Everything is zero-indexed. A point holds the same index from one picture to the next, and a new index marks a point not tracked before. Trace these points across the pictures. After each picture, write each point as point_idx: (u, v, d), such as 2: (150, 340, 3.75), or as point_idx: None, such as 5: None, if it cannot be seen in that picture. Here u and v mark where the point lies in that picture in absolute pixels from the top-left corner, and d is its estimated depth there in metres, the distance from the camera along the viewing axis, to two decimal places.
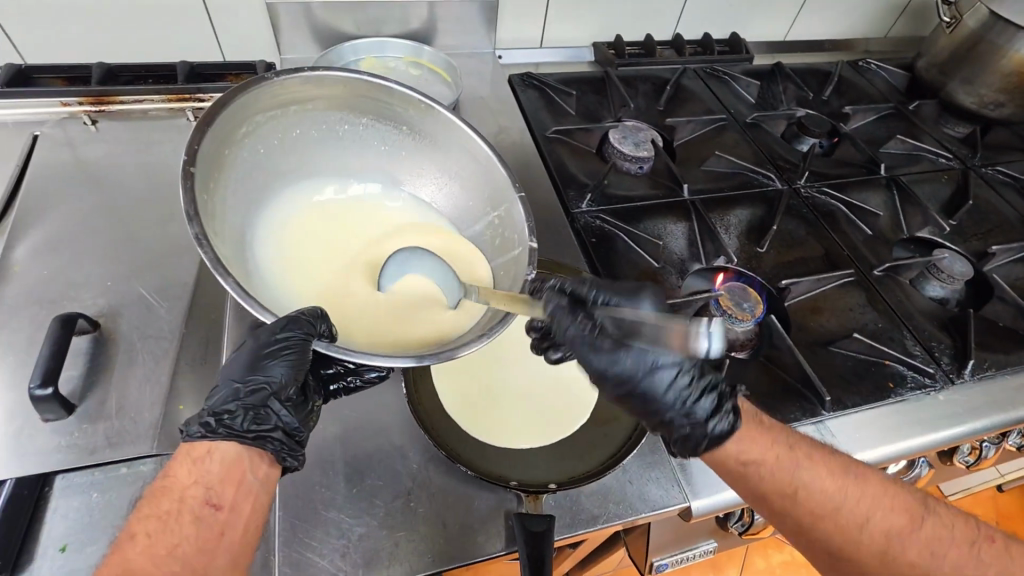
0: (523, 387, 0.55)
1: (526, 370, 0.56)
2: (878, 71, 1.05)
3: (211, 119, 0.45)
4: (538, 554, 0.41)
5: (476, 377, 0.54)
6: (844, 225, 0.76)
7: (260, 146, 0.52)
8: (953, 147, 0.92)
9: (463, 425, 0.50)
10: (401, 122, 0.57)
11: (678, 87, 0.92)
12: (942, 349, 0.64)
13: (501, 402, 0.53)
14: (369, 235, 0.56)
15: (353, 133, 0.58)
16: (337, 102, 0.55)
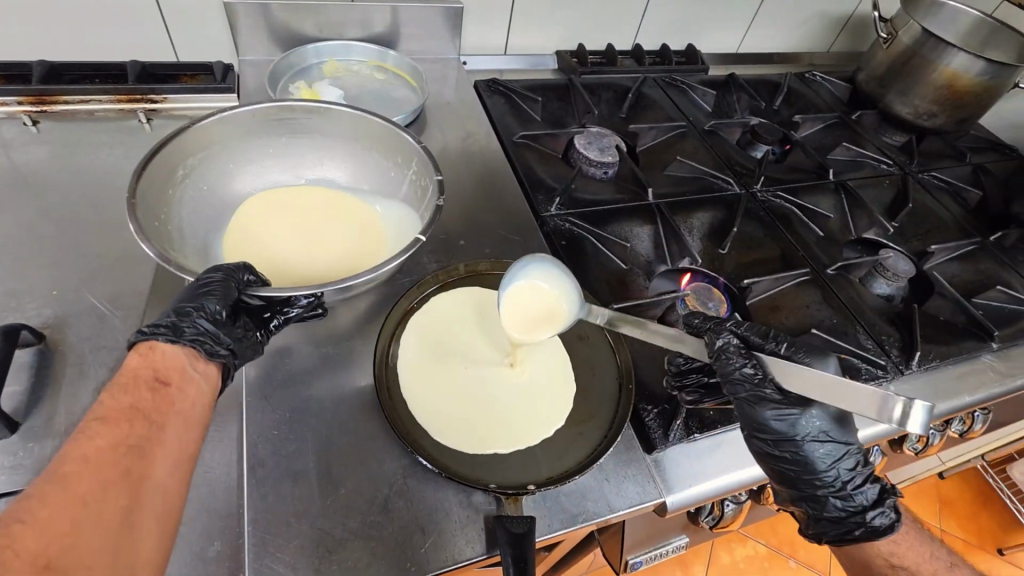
0: (499, 390, 0.55)
1: (502, 374, 0.56)
2: (823, 83, 1.11)
3: (144, 168, 0.51)
4: (520, 555, 0.41)
5: (450, 382, 0.54)
6: (798, 227, 0.79)
7: (195, 184, 0.58)
8: (892, 154, 0.98)
9: (438, 430, 0.49)
10: (305, 129, 0.63)
11: (639, 95, 0.95)
12: (891, 342, 0.67)
13: (477, 406, 0.52)
14: (293, 213, 0.61)
15: (266, 149, 0.63)
16: (244, 131, 0.61)
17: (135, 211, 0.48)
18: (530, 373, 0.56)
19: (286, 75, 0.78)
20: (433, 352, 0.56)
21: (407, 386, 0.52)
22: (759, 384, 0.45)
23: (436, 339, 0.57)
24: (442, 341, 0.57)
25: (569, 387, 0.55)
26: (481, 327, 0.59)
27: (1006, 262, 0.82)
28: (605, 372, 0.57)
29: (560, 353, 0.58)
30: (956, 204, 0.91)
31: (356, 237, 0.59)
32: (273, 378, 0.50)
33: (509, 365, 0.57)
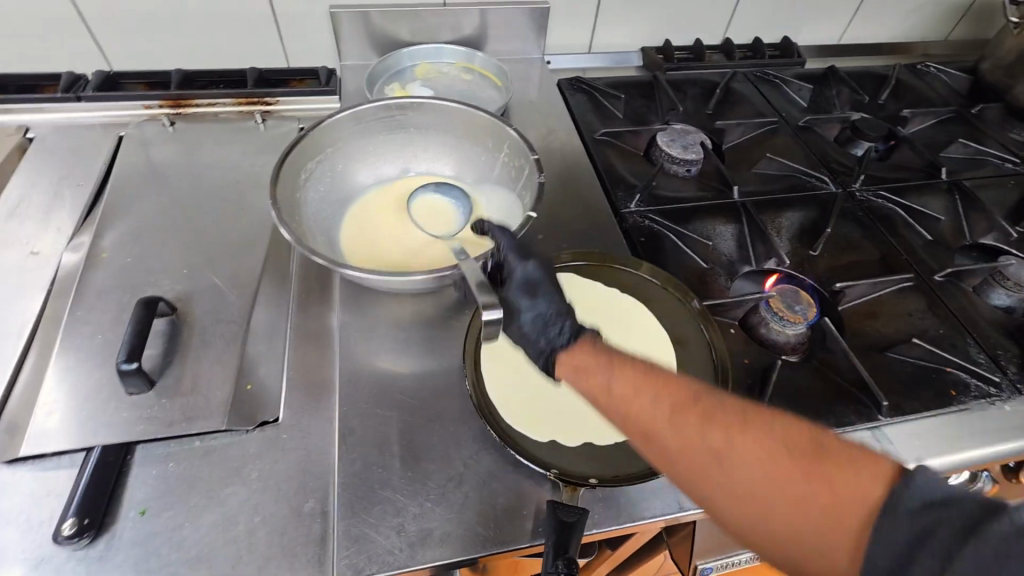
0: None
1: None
2: (938, 74, 1.02)
3: (277, 176, 0.54)
4: (563, 542, 0.42)
5: (537, 364, 0.54)
6: (902, 230, 0.73)
7: (321, 186, 0.60)
8: (1020, 151, 0.88)
9: (516, 410, 0.50)
10: (403, 125, 0.64)
11: (727, 91, 0.92)
12: (1009, 358, 0.61)
13: (559, 392, 0.53)
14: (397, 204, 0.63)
15: (370, 146, 0.64)
16: (351, 131, 0.62)
17: (278, 210, 0.52)
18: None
19: (381, 78, 0.83)
20: (522, 332, 0.56)
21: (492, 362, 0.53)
22: None
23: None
24: (531, 323, 0.57)
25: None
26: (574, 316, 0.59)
27: None
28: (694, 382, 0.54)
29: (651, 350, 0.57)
30: None
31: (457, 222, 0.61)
32: (363, 357, 0.55)
33: (598, 356, 0.56)
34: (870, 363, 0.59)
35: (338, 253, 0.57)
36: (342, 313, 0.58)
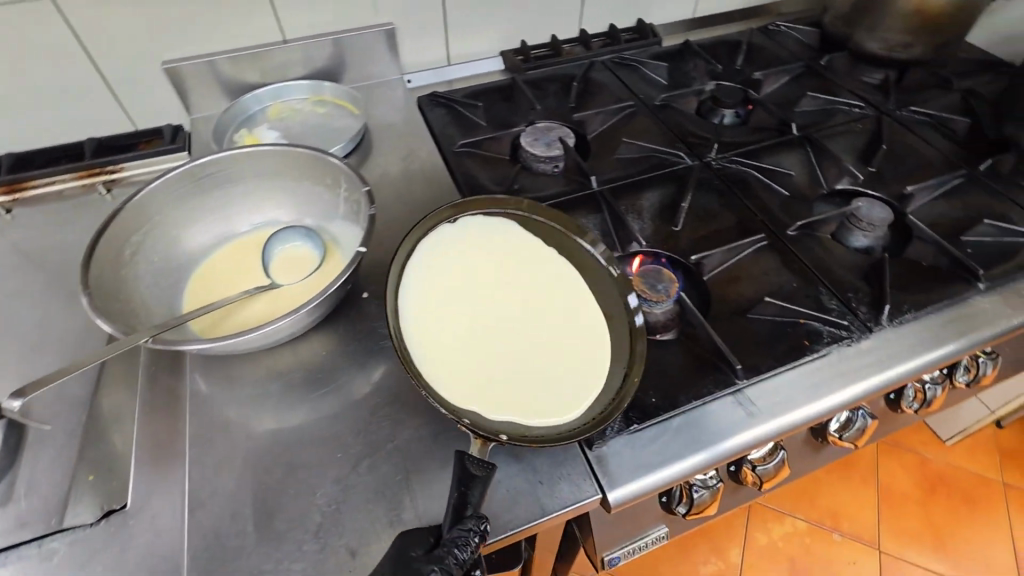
0: (503, 336, 0.57)
1: (507, 318, 0.58)
2: (789, 32, 1.06)
3: (92, 258, 0.52)
4: (464, 501, 0.43)
5: (451, 318, 0.57)
6: (757, 191, 0.75)
7: (153, 259, 0.58)
8: (867, 95, 0.92)
9: (428, 356, 0.53)
10: (230, 180, 0.63)
11: (586, 82, 0.94)
12: (860, 298, 0.63)
13: (475, 345, 0.55)
14: (240, 262, 0.62)
15: (200, 208, 0.63)
16: (174, 198, 0.61)
17: (91, 299, 0.50)
18: (535, 328, 0.58)
19: (232, 125, 0.82)
20: (438, 287, 0.59)
21: (408, 314, 0.56)
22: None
23: (444, 278, 0.60)
24: (447, 281, 0.60)
25: (573, 355, 0.56)
26: (489, 276, 0.62)
27: (998, 191, 0.75)
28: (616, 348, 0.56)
29: (574, 316, 0.59)
30: (942, 136, 0.84)
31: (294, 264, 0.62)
32: (214, 422, 0.53)
33: (515, 312, 0.59)
34: (729, 329, 0.61)
35: (182, 324, 0.56)
36: (193, 379, 0.56)
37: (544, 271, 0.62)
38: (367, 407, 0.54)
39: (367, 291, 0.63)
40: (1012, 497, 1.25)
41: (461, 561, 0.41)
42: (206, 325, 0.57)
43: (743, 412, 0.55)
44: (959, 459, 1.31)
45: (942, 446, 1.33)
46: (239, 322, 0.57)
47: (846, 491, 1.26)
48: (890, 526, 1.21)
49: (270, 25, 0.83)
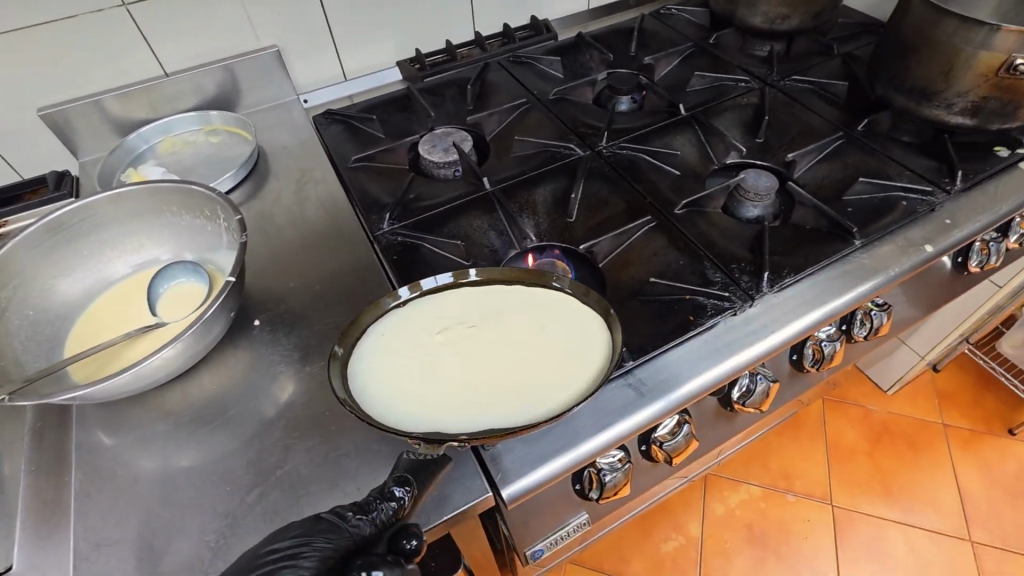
0: (476, 359, 0.53)
1: (481, 339, 0.55)
2: (680, 15, 1.08)
3: None
4: (414, 469, 0.47)
5: (419, 351, 0.54)
6: (647, 173, 0.77)
7: (27, 313, 0.57)
8: (754, 69, 0.95)
9: (387, 391, 0.50)
10: (106, 225, 0.62)
11: (482, 84, 0.94)
12: (743, 269, 0.65)
13: (445, 372, 0.52)
14: (123, 306, 0.61)
15: (77, 257, 0.61)
16: (44, 250, 0.59)
17: None
18: (511, 344, 0.54)
19: (122, 164, 0.81)
20: (406, 321, 0.56)
21: (370, 355, 0.53)
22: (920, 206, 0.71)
23: (413, 311, 0.57)
24: (416, 314, 0.57)
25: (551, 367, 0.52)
26: (463, 300, 0.58)
27: (874, 149, 0.79)
28: (594, 351, 0.52)
29: (553, 325, 0.55)
30: (824, 103, 0.87)
31: (176, 303, 0.61)
32: (101, 473, 0.52)
33: (490, 332, 0.55)
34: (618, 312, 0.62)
35: (60, 376, 0.54)
36: (80, 430, 0.55)
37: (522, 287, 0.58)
38: (258, 436, 0.53)
39: (260, 318, 0.63)
40: (952, 436, 1.30)
41: (367, 515, 0.44)
42: (86, 375, 0.55)
43: (632, 393, 0.56)
44: (901, 406, 1.36)
45: (884, 397, 1.38)
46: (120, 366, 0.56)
47: (796, 451, 1.29)
48: (840, 480, 1.24)
49: (148, 60, 0.82)
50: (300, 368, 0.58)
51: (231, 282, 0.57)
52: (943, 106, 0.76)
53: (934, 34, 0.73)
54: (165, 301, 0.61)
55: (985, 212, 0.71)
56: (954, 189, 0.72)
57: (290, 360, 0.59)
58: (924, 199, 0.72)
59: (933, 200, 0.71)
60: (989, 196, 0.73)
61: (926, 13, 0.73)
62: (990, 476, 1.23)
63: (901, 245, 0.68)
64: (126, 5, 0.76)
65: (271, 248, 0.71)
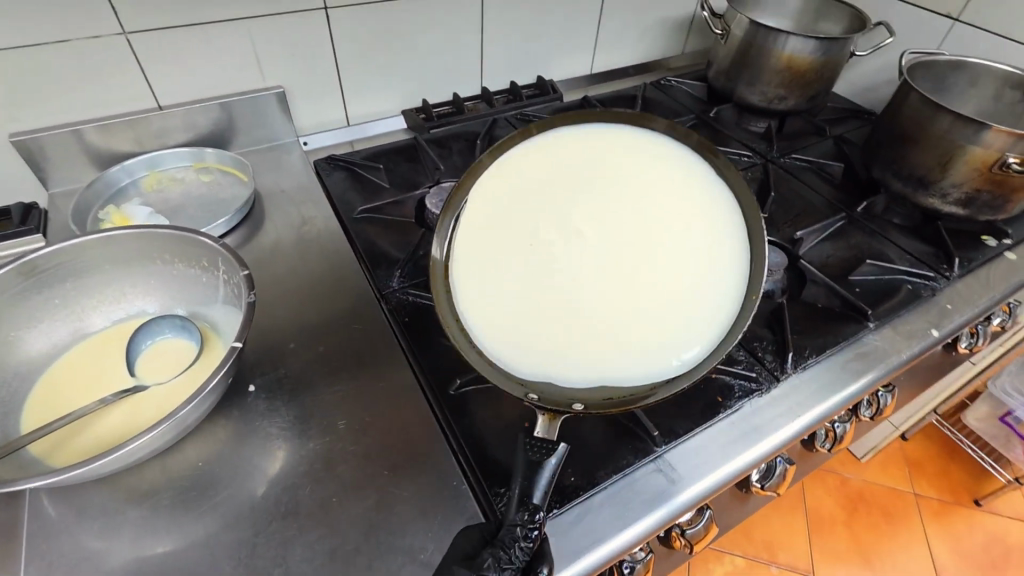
0: (585, 297, 0.54)
1: (580, 251, 0.57)
2: (680, 86, 1.12)
3: None
4: (528, 488, 0.45)
5: (521, 276, 0.55)
6: None
7: None
8: (754, 144, 0.98)
9: (502, 329, 0.52)
10: (85, 271, 0.56)
11: (490, 139, 0.94)
12: (765, 347, 0.64)
13: (554, 295, 0.54)
14: (97, 363, 0.54)
15: (47, 305, 0.54)
16: (12, 299, 0.52)
17: None
18: (615, 257, 0.57)
19: (100, 199, 0.74)
20: (496, 246, 0.57)
21: (470, 288, 0.54)
22: (925, 290, 0.73)
23: (501, 235, 0.57)
24: (507, 238, 0.57)
25: (659, 277, 0.55)
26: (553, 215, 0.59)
27: (874, 231, 0.81)
28: (705, 272, 0.54)
29: (649, 232, 0.58)
30: (822, 182, 0.90)
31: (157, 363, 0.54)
32: (59, 566, 0.44)
33: (587, 244, 0.57)
34: None
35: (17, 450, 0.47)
36: (33, 513, 0.47)
37: (615, 202, 0.60)
38: (251, 525, 0.47)
39: (255, 384, 0.57)
40: (924, 507, 1.32)
41: (517, 548, 0.41)
42: (52, 447, 0.48)
43: (665, 480, 0.53)
44: (874, 474, 1.38)
45: (859, 464, 1.40)
46: (98, 438, 0.49)
47: (779, 520, 1.28)
48: (822, 551, 1.23)
49: (141, 91, 0.76)
50: (299, 443, 0.52)
51: (235, 348, 0.51)
52: (938, 195, 0.79)
53: (931, 128, 0.77)
54: (147, 360, 0.54)
55: (982, 298, 0.74)
56: (953, 276, 0.75)
57: (289, 432, 0.53)
58: (927, 284, 0.74)
59: (935, 286, 0.74)
60: (982, 284, 0.76)
61: (923, 108, 0.77)
62: (962, 550, 1.25)
63: (909, 330, 0.70)
64: (127, 34, 0.71)
65: (266, 301, 0.65)
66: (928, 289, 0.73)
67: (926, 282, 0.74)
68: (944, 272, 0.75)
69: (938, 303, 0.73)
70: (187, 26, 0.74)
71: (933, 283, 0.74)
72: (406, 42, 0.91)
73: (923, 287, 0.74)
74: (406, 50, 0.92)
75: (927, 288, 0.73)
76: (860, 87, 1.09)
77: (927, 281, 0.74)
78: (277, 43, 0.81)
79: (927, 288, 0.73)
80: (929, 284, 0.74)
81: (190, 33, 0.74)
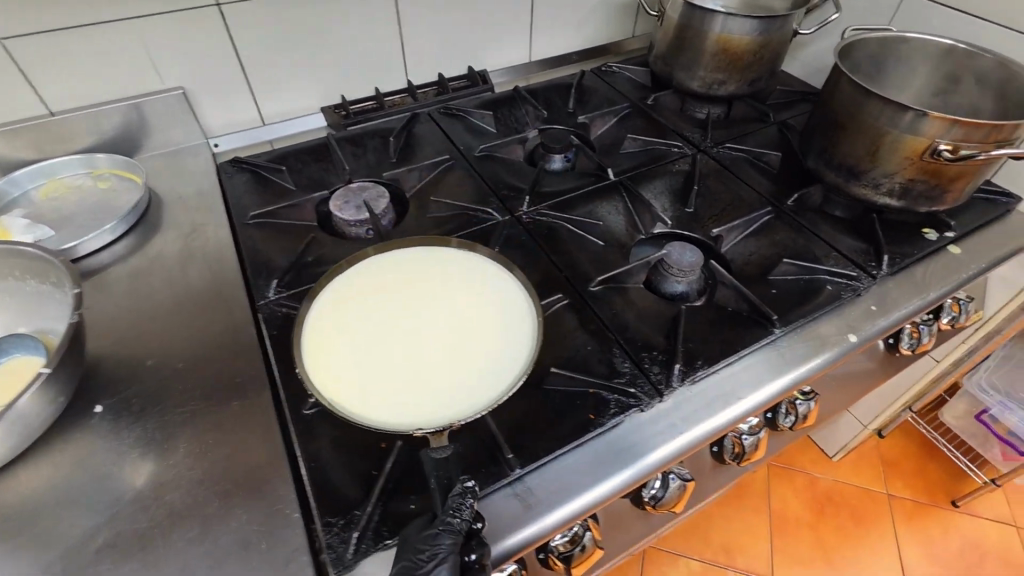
0: (443, 355, 0.57)
1: (404, 310, 0.61)
2: (620, 72, 1.07)
3: None
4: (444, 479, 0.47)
5: (399, 366, 0.56)
6: (566, 244, 0.72)
7: None
8: (690, 133, 0.92)
9: (485, 375, 0.54)
10: None
11: (408, 136, 0.90)
12: (653, 358, 0.59)
13: (440, 346, 0.58)
14: None
15: None
16: None
17: None
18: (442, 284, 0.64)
19: None
20: (372, 384, 0.54)
21: (415, 407, 0.52)
22: (849, 290, 0.67)
23: (363, 381, 0.54)
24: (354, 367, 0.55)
25: (432, 262, 0.67)
26: (350, 314, 0.61)
27: (803, 226, 0.75)
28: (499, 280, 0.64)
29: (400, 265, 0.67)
30: (756, 171, 0.85)
31: None
32: None
33: (398, 303, 0.62)
34: (517, 403, 0.55)
35: None
36: None
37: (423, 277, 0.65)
38: (64, 558, 0.44)
39: (103, 405, 0.54)
40: (896, 508, 1.26)
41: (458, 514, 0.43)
42: None
43: (518, 506, 0.50)
44: (844, 474, 1.32)
45: (831, 463, 1.34)
46: None
47: (738, 521, 1.24)
48: (784, 555, 1.19)
49: (28, 98, 0.74)
50: (138, 464, 0.50)
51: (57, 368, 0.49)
52: (870, 186, 0.73)
53: (861, 113, 0.70)
54: None
55: (913, 298, 0.68)
56: (880, 274, 0.69)
57: (125, 456, 0.51)
58: (852, 283, 0.68)
59: (858, 286, 0.67)
60: (915, 282, 0.70)
61: (853, 92, 0.70)
62: (934, 552, 1.19)
63: (824, 334, 0.64)
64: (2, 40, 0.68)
65: (138, 314, 0.63)
66: (854, 291, 0.67)
67: (854, 282, 0.68)
68: (874, 270, 0.69)
69: (860, 303, 0.67)
70: (70, 29, 0.71)
71: (859, 282, 0.68)
72: (316, 37, 0.87)
73: (846, 286, 0.68)
74: (317, 45, 0.88)
75: (853, 289, 0.67)
76: (815, 68, 1.02)
77: (855, 282, 0.68)
78: (172, 43, 0.78)
79: (853, 289, 0.67)
80: (856, 286, 0.68)
81: (72, 35, 0.72)
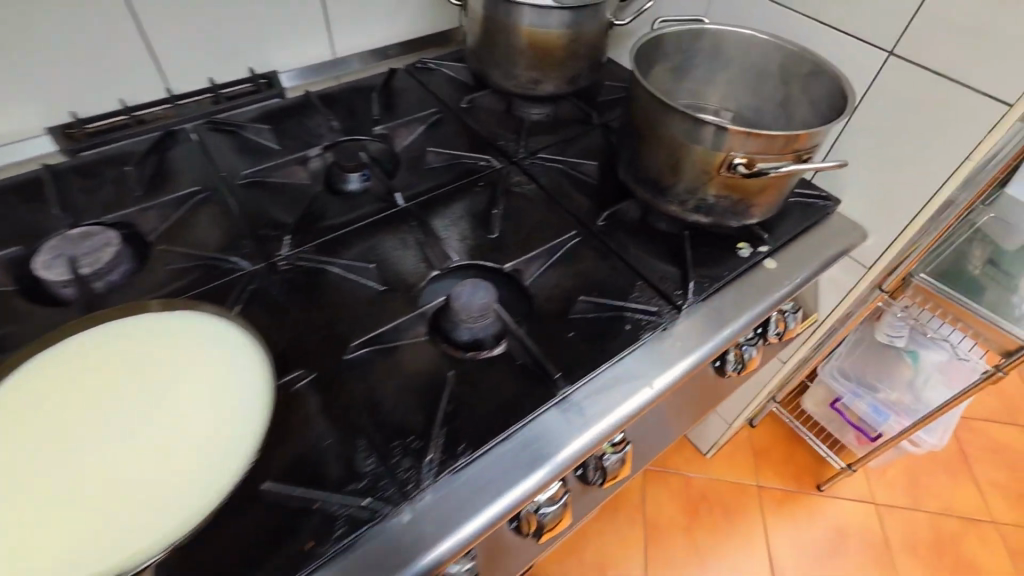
0: (150, 463, 0.45)
1: (95, 417, 0.48)
2: (438, 70, 0.94)
3: None
4: None
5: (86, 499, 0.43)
6: (328, 296, 0.59)
7: None
8: (504, 140, 0.81)
9: (208, 475, 0.44)
10: None
11: (159, 162, 0.73)
12: (406, 447, 0.48)
13: (146, 452, 0.46)
14: None
15: None
16: None
17: None
18: (152, 370, 0.51)
19: None
20: (49, 535, 0.41)
21: (113, 544, 0.41)
22: (651, 327, 0.59)
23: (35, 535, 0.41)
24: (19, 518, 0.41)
25: (137, 340, 0.53)
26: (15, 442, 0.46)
27: (611, 251, 0.67)
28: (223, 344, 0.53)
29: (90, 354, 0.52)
30: (570, 185, 0.75)
31: None
32: None
33: (85, 407, 0.48)
34: (214, 533, 0.43)
35: None
36: None
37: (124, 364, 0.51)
38: None
39: None
40: (766, 499, 1.26)
41: None
42: None
43: None
44: (718, 469, 1.31)
45: (706, 460, 1.32)
46: None
47: (613, 535, 1.19)
48: (656, 565, 1.16)
49: None
50: None
51: None
52: (676, 203, 0.65)
53: (658, 122, 0.62)
54: None
55: (720, 329, 0.62)
56: (687, 304, 0.61)
57: None
58: (655, 319, 0.60)
59: (661, 322, 0.60)
60: (723, 309, 0.63)
61: (648, 100, 0.62)
62: (801, 540, 1.20)
63: (620, 384, 0.56)
64: None
65: None
66: (657, 327, 0.59)
67: (658, 317, 0.60)
68: (681, 300, 0.62)
69: (662, 342, 0.59)
70: None
71: (662, 318, 0.60)
72: None
73: (648, 323, 0.60)
74: None
75: (655, 325, 0.59)
76: None
77: (659, 317, 0.60)
78: None
79: (655, 326, 0.59)
80: (659, 322, 0.60)
81: None
